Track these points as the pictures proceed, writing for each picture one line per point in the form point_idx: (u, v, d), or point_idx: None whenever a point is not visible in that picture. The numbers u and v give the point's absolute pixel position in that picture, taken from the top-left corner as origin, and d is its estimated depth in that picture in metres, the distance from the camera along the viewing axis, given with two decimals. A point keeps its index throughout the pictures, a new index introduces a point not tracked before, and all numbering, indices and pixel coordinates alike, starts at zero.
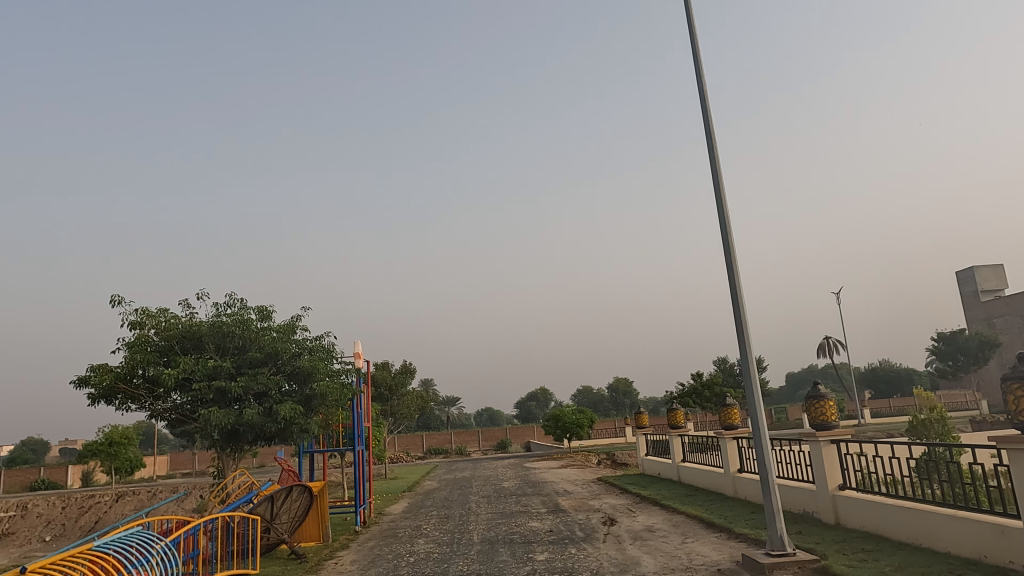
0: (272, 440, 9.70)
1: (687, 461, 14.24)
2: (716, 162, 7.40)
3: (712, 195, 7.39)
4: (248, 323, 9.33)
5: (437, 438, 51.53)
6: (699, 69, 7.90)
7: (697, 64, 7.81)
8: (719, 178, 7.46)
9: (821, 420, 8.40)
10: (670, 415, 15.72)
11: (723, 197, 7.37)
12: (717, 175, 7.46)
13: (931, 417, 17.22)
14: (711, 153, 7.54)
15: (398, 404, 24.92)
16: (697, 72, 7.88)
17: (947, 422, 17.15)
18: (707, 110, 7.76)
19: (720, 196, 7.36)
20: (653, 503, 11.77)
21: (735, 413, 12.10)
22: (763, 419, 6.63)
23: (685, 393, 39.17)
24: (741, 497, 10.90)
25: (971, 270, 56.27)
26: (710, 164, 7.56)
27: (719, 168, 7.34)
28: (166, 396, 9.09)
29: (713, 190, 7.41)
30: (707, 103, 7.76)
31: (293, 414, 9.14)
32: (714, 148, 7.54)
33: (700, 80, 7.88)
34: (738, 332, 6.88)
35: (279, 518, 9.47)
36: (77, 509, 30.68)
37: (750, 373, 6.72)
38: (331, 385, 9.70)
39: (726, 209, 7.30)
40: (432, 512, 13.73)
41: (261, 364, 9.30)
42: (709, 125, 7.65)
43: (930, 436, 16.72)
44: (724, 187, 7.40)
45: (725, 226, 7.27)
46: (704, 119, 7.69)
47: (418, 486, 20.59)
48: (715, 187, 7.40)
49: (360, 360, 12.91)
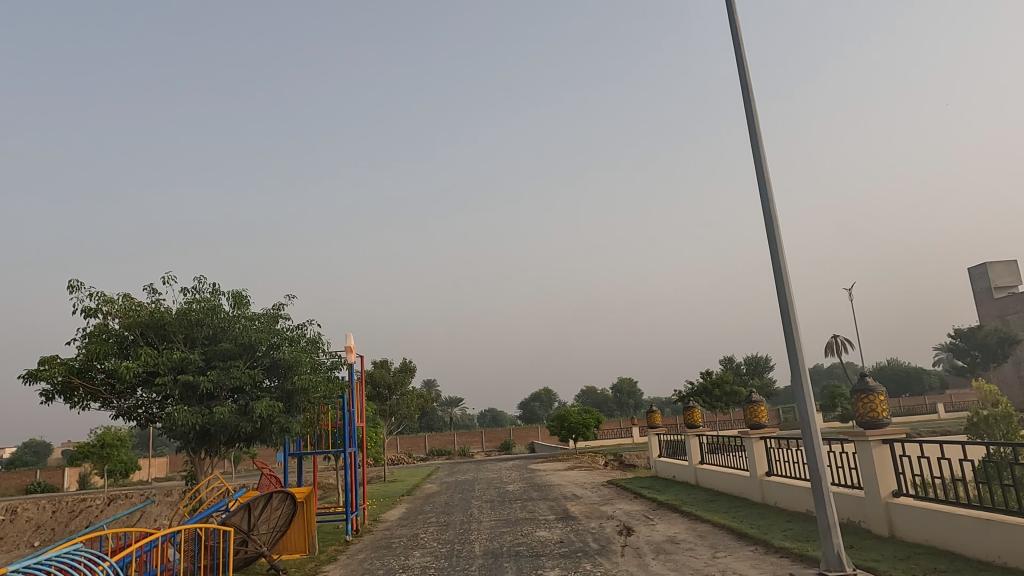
0: (250, 441, 8.71)
1: (705, 462, 13.21)
2: (755, 122, 6.53)
3: (752, 160, 6.53)
4: (221, 310, 8.35)
5: (440, 439, 50.52)
6: (734, 25, 7.12)
7: (733, 17, 6.98)
8: (759, 143, 6.63)
9: (870, 418, 7.35)
10: (687, 414, 14.68)
11: (763, 164, 6.51)
12: (756, 138, 6.62)
13: (994, 414, 16.10)
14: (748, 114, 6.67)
15: (397, 403, 23.90)
16: (731, 28, 7.10)
17: (1014, 419, 15.96)
18: (743, 69, 6.94)
19: (760, 162, 6.51)
20: (672, 510, 10.72)
21: (762, 411, 10.99)
22: (814, 414, 5.65)
23: (694, 393, 38.00)
24: (771, 503, 9.86)
25: (983, 266, 55.10)
26: (748, 127, 6.72)
27: (758, 126, 6.47)
28: (129, 393, 8.09)
29: (752, 154, 6.56)
30: (743, 60, 6.96)
31: (271, 412, 8.17)
32: (752, 109, 6.70)
33: (735, 37, 7.08)
34: (783, 314, 5.97)
35: (257, 529, 8.47)
36: (68, 513, 29.72)
37: (798, 359, 5.79)
38: (314, 380, 8.73)
39: (767, 176, 6.45)
40: (430, 520, 12.69)
41: (235, 357, 8.31)
42: (747, 85, 6.86)
43: (994, 435, 15.70)
44: (764, 152, 6.55)
45: (766, 193, 6.39)
46: (741, 79, 6.87)
47: (418, 490, 19.59)
48: (754, 151, 6.55)
49: (353, 354, 11.91)
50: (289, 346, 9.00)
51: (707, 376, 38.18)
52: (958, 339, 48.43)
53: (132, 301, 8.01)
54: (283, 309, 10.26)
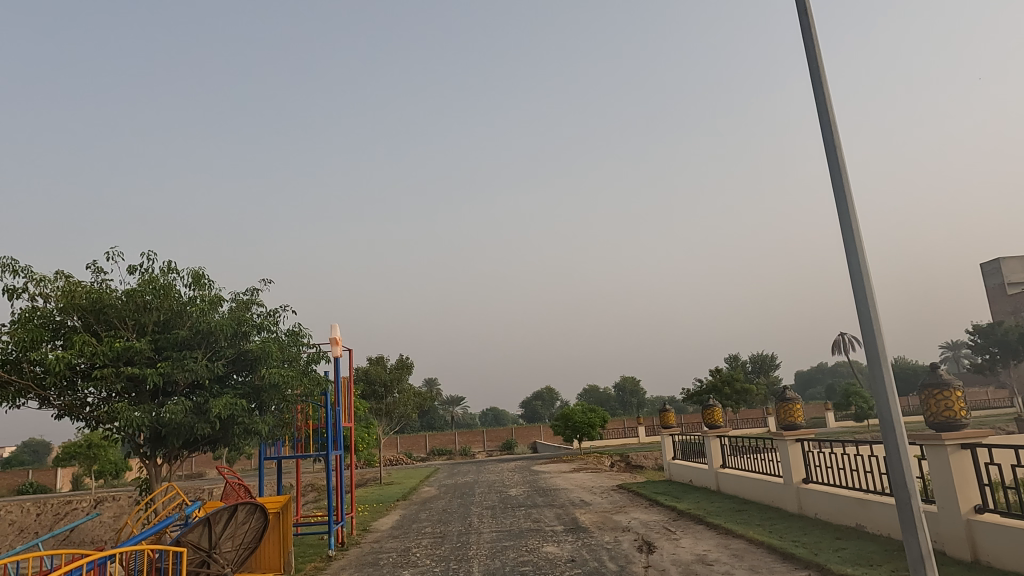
0: (214, 443, 7.59)
1: (728, 466, 12.03)
2: (817, 60, 5.42)
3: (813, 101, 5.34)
4: (174, 291, 7.11)
5: (441, 439, 49.33)
6: None
7: None
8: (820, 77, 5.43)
9: (944, 419, 6.14)
10: (706, 412, 13.43)
11: (828, 106, 5.31)
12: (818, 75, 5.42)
13: None
14: (809, 48, 5.52)
15: (395, 402, 22.65)
16: None
17: None
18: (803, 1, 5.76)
19: (825, 104, 5.31)
20: (696, 523, 9.49)
21: (799, 410, 9.57)
22: (899, 416, 4.52)
23: (703, 391, 36.67)
24: (810, 515, 8.68)
25: (996, 262, 53.76)
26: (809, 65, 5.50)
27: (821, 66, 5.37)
28: (67, 388, 6.90)
29: (813, 92, 5.38)
30: None
31: (232, 411, 7.02)
32: (813, 40, 5.53)
33: None
34: (855, 290, 4.87)
35: (219, 547, 7.26)
36: (52, 516, 28.54)
37: (877, 345, 4.66)
38: (285, 373, 7.52)
39: (831, 119, 5.25)
40: (424, 530, 11.48)
41: (192, 347, 7.09)
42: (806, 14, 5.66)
43: None
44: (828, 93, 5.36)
45: (830, 140, 5.22)
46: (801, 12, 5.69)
47: (414, 494, 18.42)
48: (816, 90, 5.35)
49: (337, 347, 10.72)
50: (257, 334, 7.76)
51: (717, 373, 36.93)
52: (977, 336, 47.02)
53: (70, 280, 6.79)
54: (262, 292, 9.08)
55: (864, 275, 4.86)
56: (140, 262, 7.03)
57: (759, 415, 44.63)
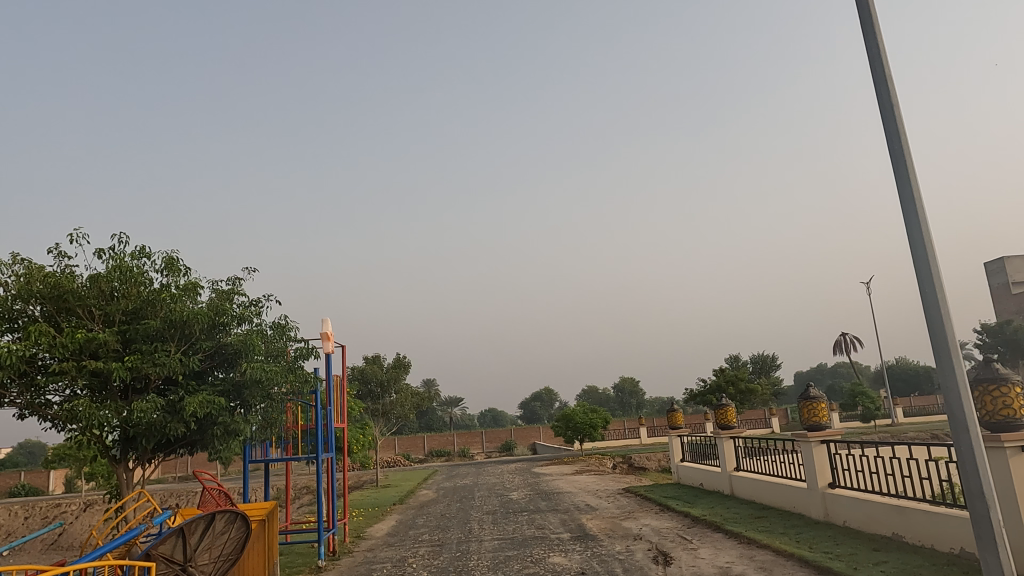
0: (191, 445, 6.94)
1: (742, 469, 11.41)
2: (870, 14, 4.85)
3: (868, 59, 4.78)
4: (145, 278, 6.43)
5: (439, 440, 48.65)
6: None
7: None
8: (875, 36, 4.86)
9: (1002, 419, 5.51)
10: (719, 412, 12.71)
11: (883, 60, 4.75)
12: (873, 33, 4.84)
13: None
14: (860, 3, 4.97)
15: (392, 403, 21.96)
16: None
17: None
18: None
19: (880, 56, 4.74)
20: (713, 531, 8.83)
21: (825, 410, 8.82)
22: (972, 415, 3.89)
23: (707, 390, 36.04)
24: (838, 523, 8.04)
25: (1001, 261, 53.37)
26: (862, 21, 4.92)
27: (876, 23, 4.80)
28: (26, 384, 6.20)
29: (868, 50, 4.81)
30: None
31: (208, 410, 6.36)
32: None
33: None
34: (917, 268, 4.29)
35: (196, 559, 6.59)
36: (41, 519, 27.88)
37: (945, 330, 4.08)
38: (269, 368, 6.85)
39: (888, 78, 4.67)
40: (422, 538, 10.82)
41: (165, 339, 6.41)
42: None
43: None
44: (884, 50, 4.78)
45: (887, 102, 4.64)
46: None
47: (412, 497, 17.79)
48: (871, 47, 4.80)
49: (329, 342, 10.06)
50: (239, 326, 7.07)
51: (721, 372, 36.30)
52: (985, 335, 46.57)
53: (29, 264, 6.10)
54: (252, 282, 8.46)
55: (928, 251, 4.29)
56: (110, 246, 6.40)
57: (762, 415, 44.09)
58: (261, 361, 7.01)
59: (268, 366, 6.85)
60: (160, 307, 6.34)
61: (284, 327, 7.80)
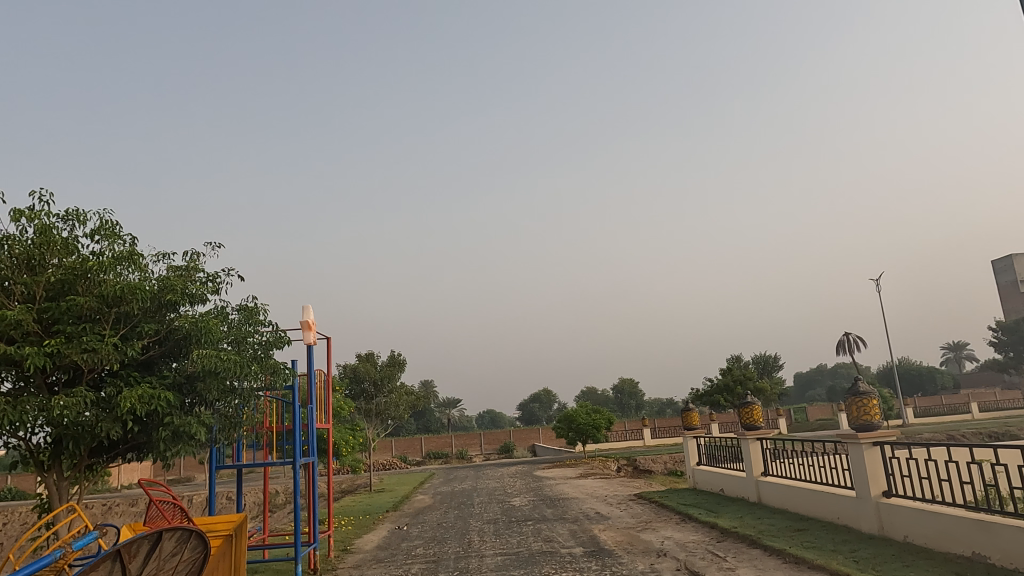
0: (137, 449, 5.76)
1: (770, 474, 10.28)
2: None
3: None
4: (74, 247, 5.23)
5: (437, 442, 47.43)
6: None
7: None
8: None
9: None
10: (743, 411, 11.32)
11: None
12: None
13: None
14: None
15: (385, 403, 20.76)
16: None
17: None
18: None
19: None
20: (748, 546, 7.71)
21: (877, 407, 7.63)
22: None
23: (713, 390, 34.98)
24: (898, 539, 6.93)
25: (1008, 259, 52.67)
26: None
27: None
28: None
29: None
30: None
31: (150, 407, 5.18)
32: None
33: None
34: None
35: None
36: (20, 525, 26.59)
37: None
38: (228, 357, 5.69)
39: None
40: (415, 552, 9.63)
41: (98, 321, 5.22)
42: None
43: None
44: None
45: None
46: None
47: (407, 503, 16.63)
48: None
49: (311, 333, 8.91)
50: (193, 308, 5.87)
51: (729, 371, 35.20)
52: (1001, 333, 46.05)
53: None
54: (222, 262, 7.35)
55: None
56: (30, 206, 5.24)
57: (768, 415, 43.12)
58: (220, 349, 5.83)
59: (226, 355, 5.67)
60: (89, 281, 5.16)
61: (253, 311, 6.64)
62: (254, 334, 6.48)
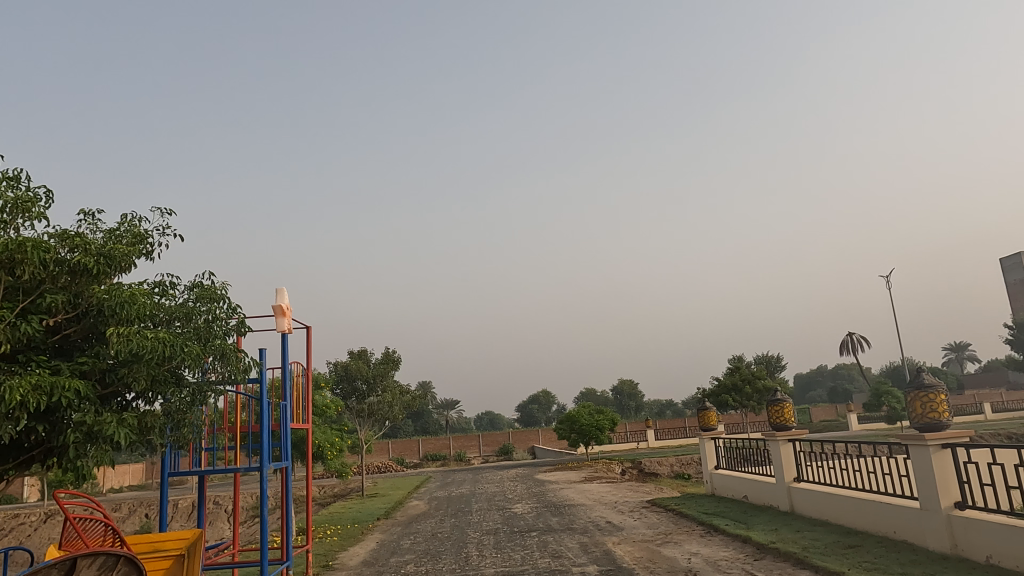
0: (45, 452, 4.65)
1: (804, 480, 9.14)
2: None
3: None
4: None
5: (435, 443, 46.34)
6: None
7: None
8: None
9: None
10: (771, 410, 10.14)
11: None
12: None
13: None
14: None
15: (378, 403, 19.55)
16: None
17: None
18: None
19: None
20: (793, 566, 6.57)
21: (946, 403, 6.46)
22: None
23: (720, 390, 33.80)
24: (978, 560, 5.79)
25: (1016, 257, 51.63)
26: None
27: None
28: None
29: None
30: None
31: (50, 397, 4.07)
32: None
33: None
34: None
35: None
36: None
37: None
38: (154, 339, 4.60)
39: None
40: (405, 568, 8.48)
41: None
42: None
43: None
44: None
45: None
46: None
47: (401, 510, 15.47)
48: None
49: (285, 319, 7.78)
50: (114, 278, 4.78)
51: (736, 371, 34.03)
52: (1014, 333, 44.89)
53: None
54: (167, 228, 6.33)
55: None
56: None
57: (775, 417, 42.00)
58: (148, 330, 4.73)
59: (151, 337, 4.58)
60: None
61: (208, 290, 5.60)
62: (211, 316, 5.46)
